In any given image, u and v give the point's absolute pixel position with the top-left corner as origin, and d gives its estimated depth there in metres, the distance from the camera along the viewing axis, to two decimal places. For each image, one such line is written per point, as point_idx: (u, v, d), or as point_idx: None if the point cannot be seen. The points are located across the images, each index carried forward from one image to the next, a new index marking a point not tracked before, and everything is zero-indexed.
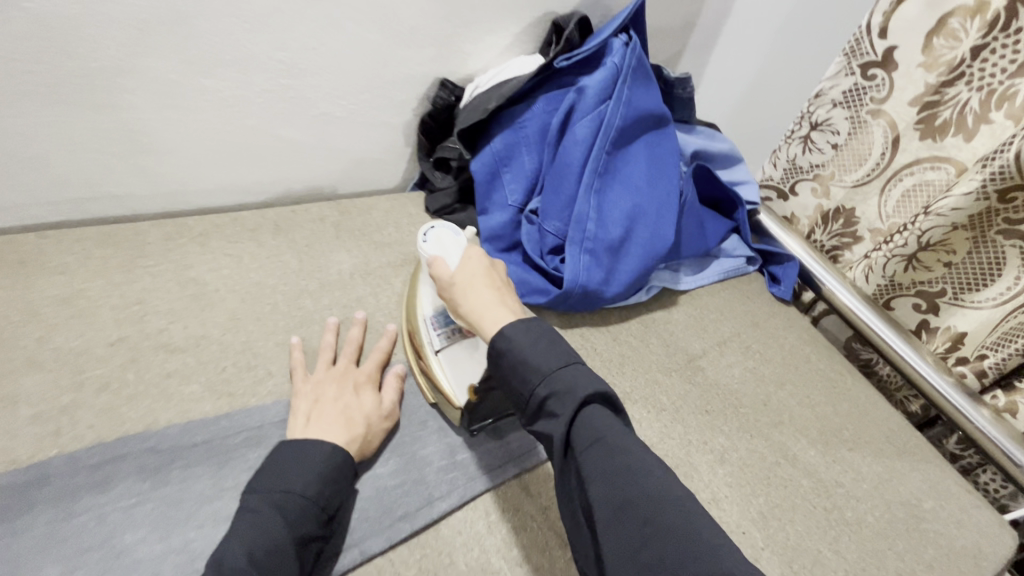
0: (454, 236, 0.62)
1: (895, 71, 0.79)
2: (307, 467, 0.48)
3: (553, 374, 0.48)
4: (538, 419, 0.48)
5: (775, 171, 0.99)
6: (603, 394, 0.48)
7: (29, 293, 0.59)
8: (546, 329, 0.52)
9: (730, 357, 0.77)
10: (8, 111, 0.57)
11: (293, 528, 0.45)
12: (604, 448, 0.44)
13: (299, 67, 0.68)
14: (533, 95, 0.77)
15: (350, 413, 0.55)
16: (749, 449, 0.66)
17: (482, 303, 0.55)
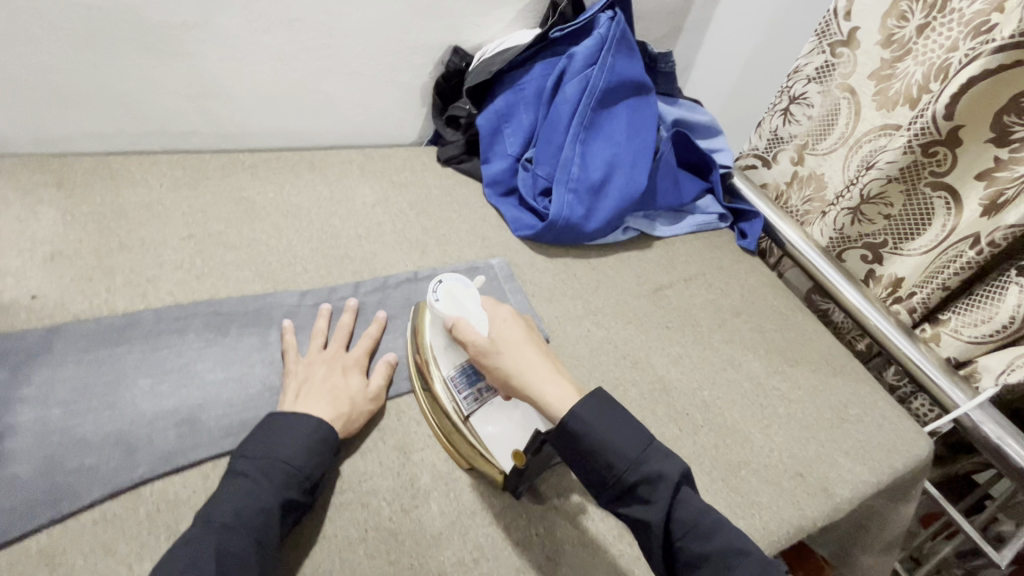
0: (465, 288, 0.63)
1: (857, 49, 0.90)
2: (294, 437, 0.52)
3: (641, 461, 0.50)
4: (626, 502, 0.50)
5: (760, 142, 1.08)
6: (684, 471, 0.50)
7: (119, 198, 0.73)
8: (609, 401, 0.53)
9: (694, 289, 0.89)
10: (110, 53, 0.72)
11: (280, 492, 0.49)
12: (697, 528, 0.48)
13: (336, 30, 0.82)
14: (531, 61, 0.91)
15: (337, 392, 0.58)
16: (701, 356, 0.78)
17: (537, 376, 0.55)
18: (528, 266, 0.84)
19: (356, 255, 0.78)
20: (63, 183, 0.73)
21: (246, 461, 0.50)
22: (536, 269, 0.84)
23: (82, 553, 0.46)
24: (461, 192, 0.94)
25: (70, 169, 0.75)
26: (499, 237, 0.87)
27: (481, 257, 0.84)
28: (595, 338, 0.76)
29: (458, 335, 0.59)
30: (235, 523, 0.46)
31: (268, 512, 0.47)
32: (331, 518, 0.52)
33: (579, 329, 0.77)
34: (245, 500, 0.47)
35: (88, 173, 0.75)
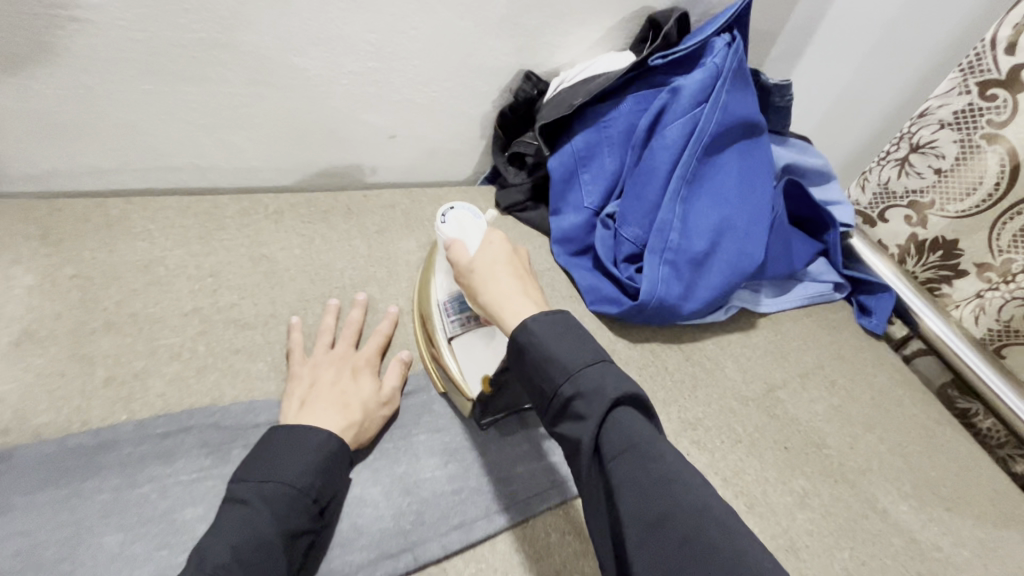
0: (475, 219, 0.58)
1: (1021, 93, 0.69)
2: (303, 450, 0.45)
3: (580, 373, 0.42)
4: (562, 422, 0.42)
5: (862, 194, 0.90)
6: (631, 393, 0.42)
7: (114, 257, 0.60)
8: (569, 320, 0.46)
9: (813, 391, 0.71)
10: (109, 77, 0.58)
11: (281, 521, 0.42)
12: (638, 455, 0.39)
13: (386, 51, 0.67)
14: (621, 93, 0.73)
15: (347, 397, 0.52)
16: (833, 495, 0.60)
17: (502, 292, 0.50)
18: (607, 354, 0.67)
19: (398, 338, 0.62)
20: (48, 236, 0.59)
21: (245, 486, 0.43)
22: (618, 359, 0.67)
23: None
24: (524, 249, 0.77)
25: (59, 216, 0.61)
26: None
27: None
28: (697, 466, 0.59)
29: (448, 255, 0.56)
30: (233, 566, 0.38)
31: (271, 547, 0.40)
32: None
33: None
34: (244, 532, 0.40)
35: (80, 222, 0.61)
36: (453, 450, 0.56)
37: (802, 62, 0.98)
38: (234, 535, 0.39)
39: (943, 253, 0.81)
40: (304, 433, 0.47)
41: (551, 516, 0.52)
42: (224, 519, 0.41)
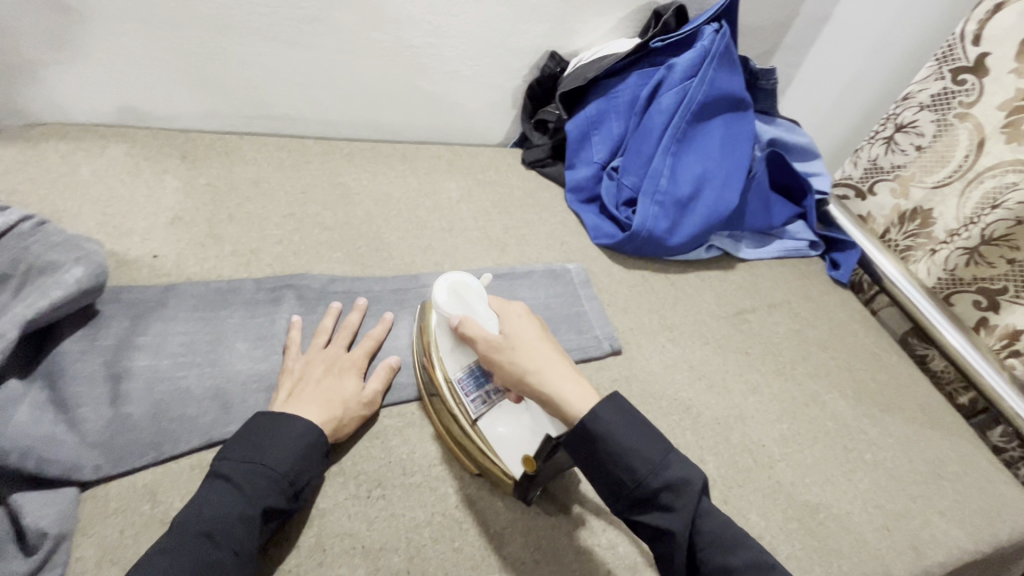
0: (472, 286, 0.61)
1: (986, 77, 0.81)
2: (280, 442, 0.49)
3: (663, 465, 0.46)
4: (646, 511, 0.47)
5: (855, 170, 1.01)
6: (706, 480, 0.47)
7: (233, 174, 0.79)
8: (626, 404, 0.49)
9: (778, 317, 0.85)
10: (239, 40, 0.78)
11: (259, 499, 0.46)
12: (727, 543, 0.45)
13: (442, 30, 0.85)
14: (628, 70, 0.90)
15: (331, 394, 0.56)
16: (782, 388, 0.74)
17: (556, 375, 0.51)
18: (605, 274, 0.83)
19: (440, 248, 0.80)
20: (187, 156, 0.80)
21: (228, 464, 0.48)
22: (613, 278, 0.83)
23: (179, 495, 0.50)
24: (542, 195, 0.94)
25: (193, 144, 0.82)
26: (578, 243, 0.87)
27: (559, 260, 0.83)
28: (670, 355, 0.74)
29: (465, 334, 0.56)
30: (211, 534, 0.43)
31: (248, 521, 0.45)
32: (400, 497, 0.54)
33: (654, 343, 0.75)
34: (223, 510, 0.45)
35: (208, 149, 0.82)
36: None
37: (807, 60, 1.12)
38: (215, 512, 0.44)
39: (921, 222, 0.92)
40: (283, 425, 0.51)
41: None
42: (211, 488, 0.46)
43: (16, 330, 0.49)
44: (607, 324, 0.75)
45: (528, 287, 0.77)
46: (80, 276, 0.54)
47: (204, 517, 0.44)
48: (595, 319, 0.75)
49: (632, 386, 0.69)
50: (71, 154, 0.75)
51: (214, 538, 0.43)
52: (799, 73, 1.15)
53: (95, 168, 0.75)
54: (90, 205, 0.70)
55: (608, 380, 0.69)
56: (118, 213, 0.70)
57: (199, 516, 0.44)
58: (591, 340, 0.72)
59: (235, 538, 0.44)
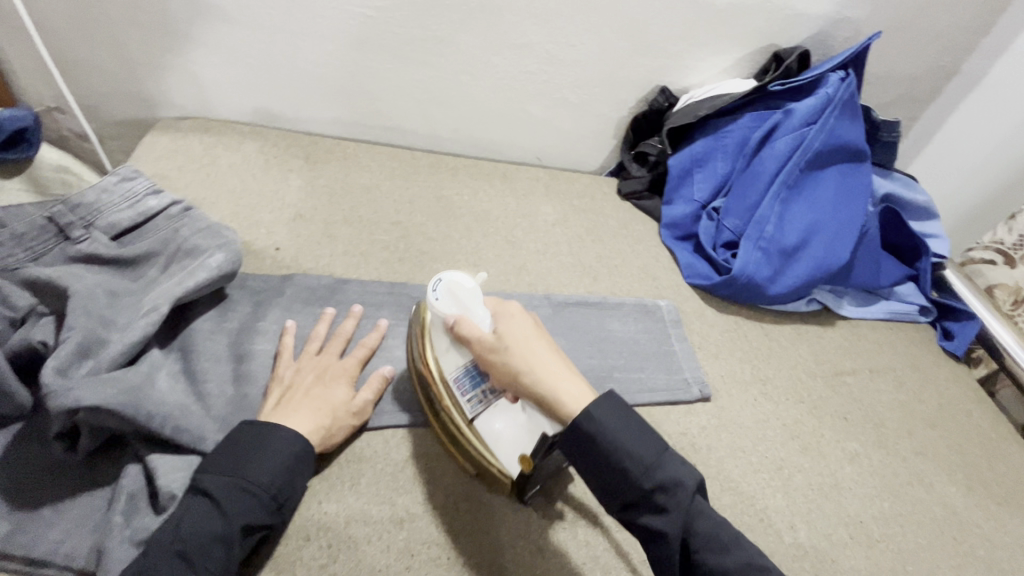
0: (467, 284, 0.56)
1: None
2: (264, 456, 0.48)
3: (656, 466, 0.46)
4: (641, 511, 0.46)
5: (1008, 235, 0.90)
6: (700, 482, 0.47)
7: (348, 179, 0.84)
8: (618, 404, 0.49)
9: (881, 384, 0.79)
10: (371, 56, 0.83)
11: (237, 516, 0.45)
12: (719, 544, 0.44)
13: (558, 58, 0.87)
14: (741, 111, 0.88)
15: (321, 404, 0.54)
16: (883, 461, 0.69)
17: (551, 373, 0.51)
18: (697, 315, 0.81)
19: (534, 269, 0.81)
20: (309, 157, 0.86)
21: (208, 478, 0.46)
22: (705, 320, 0.81)
23: None
24: (636, 227, 0.93)
25: (316, 146, 0.88)
26: (670, 280, 0.86)
27: (650, 295, 0.82)
28: (762, 410, 0.71)
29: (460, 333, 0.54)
30: (189, 552, 0.42)
31: (227, 540, 0.43)
32: (485, 515, 0.55)
33: (745, 395, 0.72)
34: (199, 527, 0.43)
35: (328, 153, 0.87)
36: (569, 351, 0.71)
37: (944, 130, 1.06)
38: (191, 530, 0.43)
39: None
40: (267, 436, 0.49)
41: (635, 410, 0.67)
42: (192, 501, 0.45)
43: (167, 304, 0.55)
44: (697, 367, 0.73)
45: (618, 319, 0.77)
46: (220, 261, 0.60)
47: (181, 536, 0.43)
48: (685, 361, 0.73)
49: (721, 436, 0.67)
50: (212, 148, 0.82)
51: (190, 557, 0.42)
52: (931, 143, 1.09)
53: (231, 162, 0.81)
54: (225, 196, 0.76)
55: (696, 426, 0.67)
56: (248, 205, 0.76)
57: (176, 534, 0.43)
58: (680, 382, 0.71)
59: (212, 559, 0.43)
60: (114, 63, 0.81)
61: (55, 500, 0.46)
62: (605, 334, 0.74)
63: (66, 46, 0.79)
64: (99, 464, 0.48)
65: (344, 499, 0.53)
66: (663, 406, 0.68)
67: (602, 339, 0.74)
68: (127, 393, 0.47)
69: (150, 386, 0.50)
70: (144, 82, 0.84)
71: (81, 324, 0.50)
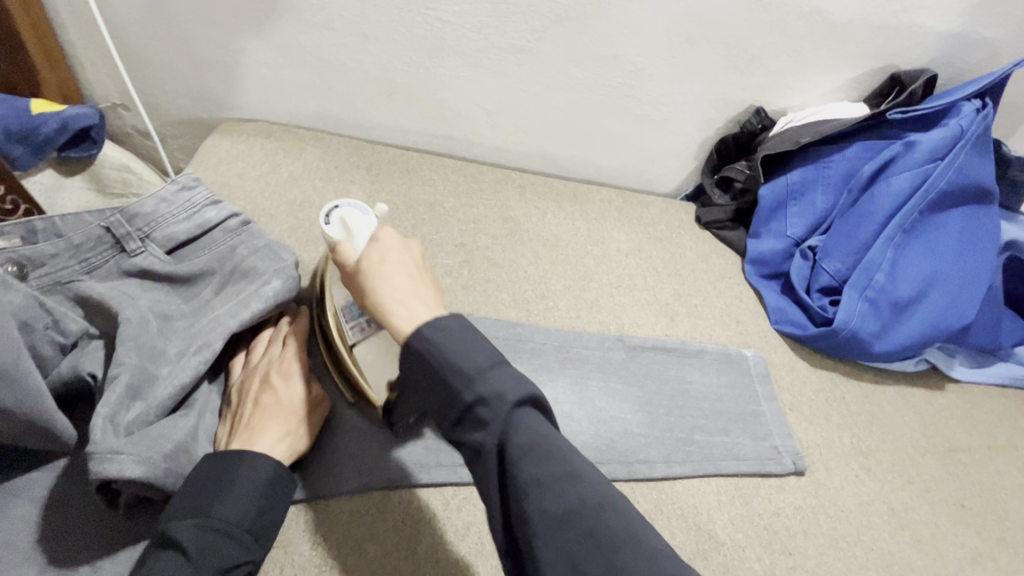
0: (361, 214, 0.52)
1: None
2: (231, 488, 0.43)
3: (480, 375, 0.39)
4: (461, 425, 0.40)
5: None
6: (534, 393, 0.39)
7: (411, 193, 0.79)
8: (464, 322, 0.42)
9: (1003, 466, 0.69)
10: (442, 62, 0.77)
11: (210, 561, 0.40)
12: (538, 453, 0.37)
13: (645, 72, 0.79)
14: (849, 139, 0.78)
15: (276, 412, 0.49)
16: (1010, 564, 0.60)
17: (393, 294, 0.45)
18: (787, 370, 0.72)
19: (606, 304, 0.74)
20: (371, 167, 0.81)
21: (170, 525, 0.40)
22: (796, 376, 0.72)
23: (335, 541, 0.48)
24: (717, 261, 0.84)
25: (378, 156, 0.83)
26: (755, 324, 0.77)
27: (733, 342, 0.74)
28: (866, 490, 0.62)
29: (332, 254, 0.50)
30: None
31: None
32: None
33: (845, 469, 0.63)
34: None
35: (390, 163, 0.82)
36: (646, 403, 0.64)
37: None
38: None
39: None
40: (229, 463, 0.44)
41: (724, 481, 0.59)
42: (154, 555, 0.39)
43: (221, 340, 0.51)
44: (789, 434, 0.64)
45: (698, 370, 0.69)
46: (278, 289, 0.55)
47: None
48: (775, 425, 0.65)
49: (819, 519, 0.58)
50: (273, 154, 0.79)
51: None
52: None
53: (292, 170, 0.77)
54: (285, 209, 0.73)
55: (791, 505, 0.59)
56: (308, 220, 0.72)
57: None
58: (771, 451, 0.62)
59: None
60: (181, 61, 0.78)
61: (94, 556, 0.42)
62: (684, 387, 0.67)
63: (134, 42, 0.76)
64: (138, 518, 0.44)
65: (400, 570, 0.48)
66: (752, 479, 0.60)
67: (682, 393, 0.66)
68: (171, 458, 0.44)
69: (194, 441, 0.47)
70: (209, 82, 0.81)
71: (131, 359, 0.46)
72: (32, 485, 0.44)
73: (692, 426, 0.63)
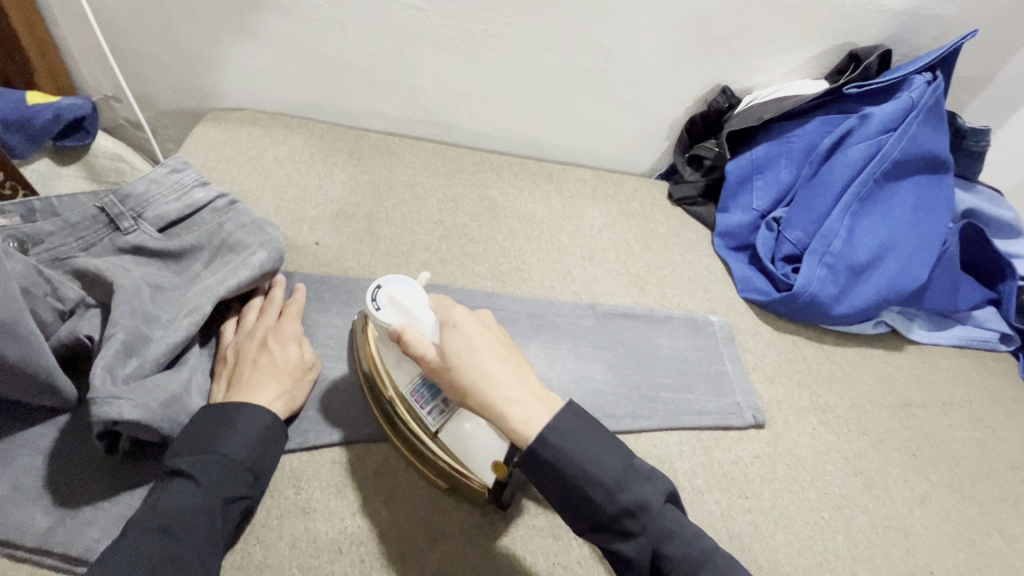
0: (412, 293, 0.51)
1: None
2: (233, 430, 0.47)
3: (619, 484, 0.43)
4: (604, 533, 0.43)
5: None
6: (669, 491, 0.44)
7: (392, 175, 0.83)
8: (580, 416, 0.45)
9: (956, 419, 0.73)
10: (418, 49, 0.81)
11: (216, 490, 0.44)
12: (693, 562, 0.42)
13: (614, 55, 0.82)
14: (809, 115, 0.82)
15: (274, 371, 0.53)
16: (957, 506, 0.64)
17: (502, 393, 0.45)
18: (751, 333, 0.76)
19: (579, 275, 0.78)
20: (353, 151, 0.84)
21: (180, 458, 0.44)
22: (760, 339, 0.76)
23: (320, 487, 0.52)
24: (688, 235, 0.88)
25: (361, 141, 0.86)
26: (723, 293, 0.81)
27: (700, 309, 0.78)
28: (821, 441, 0.66)
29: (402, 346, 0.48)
30: (172, 529, 0.41)
31: (208, 512, 0.43)
32: (523, 537, 0.53)
33: (803, 423, 0.67)
34: (177, 504, 0.42)
35: (371, 147, 0.86)
36: (615, 365, 0.68)
37: None
38: (171, 507, 0.42)
39: None
40: (232, 409, 0.48)
41: (687, 434, 0.63)
42: (166, 484, 0.43)
43: (209, 304, 0.55)
44: (750, 390, 0.68)
45: (666, 334, 0.72)
46: (263, 260, 0.59)
47: (160, 512, 0.42)
48: (737, 383, 0.69)
49: (776, 467, 0.62)
50: (260, 140, 0.82)
51: (172, 531, 0.41)
52: None
53: (278, 155, 0.81)
54: (271, 191, 0.77)
55: (749, 454, 0.63)
56: (293, 201, 0.76)
57: (154, 512, 0.42)
58: (732, 406, 0.66)
59: (198, 530, 0.42)
60: (169, 53, 0.82)
61: (95, 498, 0.45)
62: (652, 349, 0.70)
63: (123, 36, 0.80)
64: (137, 464, 0.48)
65: (378, 511, 0.51)
66: (713, 432, 0.64)
67: (649, 355, 0.70)
68: (167, 406, 0.48)
69: (188, 394, 0.51)
70: (197, 73, 0.84)
71: (125, 320, 0.50)
72: (36, 438, 0.47)
73: (658, 385, 0.67)
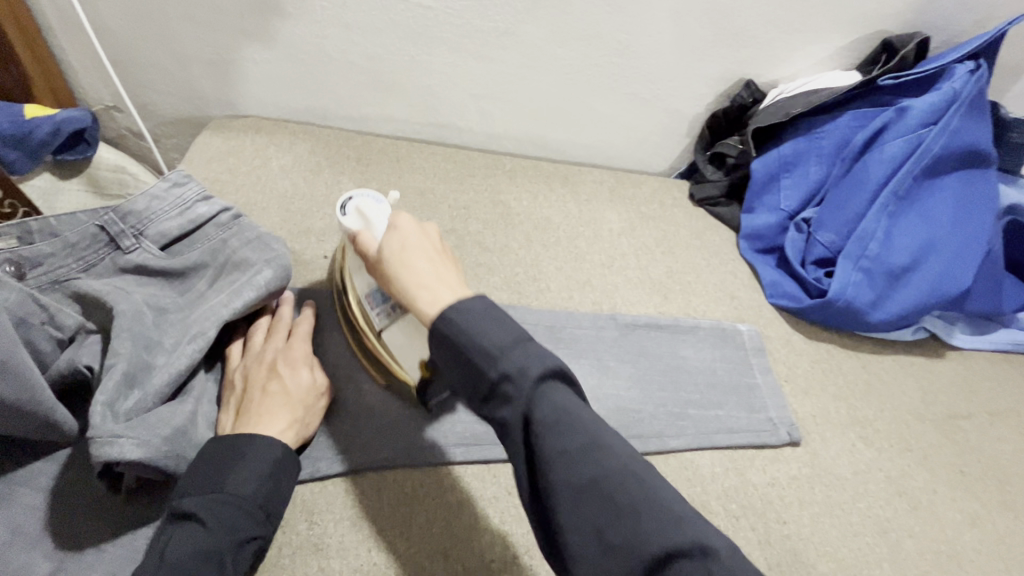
0: (376, 205, 0.52)
1: None
2: (241, 465, 0.44)
3: (504, 353, 0.38)
4: (488, 404, 0.39)
5: None
6: (557, 367, 0.39)
7: (401, 182, 0.80)
8: (491, 304, 0.41)
9: (1004, 431, 0.68)
10: (425, 48, 0.77)
11: (226, 531, 0.41)
12: (562, 429, 0.36)
13: (632, 50, 0.78)
14: (840, 109, 0.77)
15: (284, 397, 0.50)
16: (1010, 528, 0.60)
17: (416, 276, 0.44)
18: (782, 342, 0.72)
19: (599, 284, 0.74)
20: (360, 158, 0.81)
21: (185, 499, 0.42)
22: (792, 349, 0.72)
23: (334, 520, 0.49)
24: (712, 238, 0.84)
25: (368, 146, 0.83)
26: (751, 300, 0.77)
27: (728, 318, 0.74)
28: (862, 459, 0.62)
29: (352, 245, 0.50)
30: None
31: (218, 558, 0.40)
32: (548, 571, 0.50)
33: (841, 439, 0.63)
34: (185, 549, 0.39)
35: (380, 153, 0.82)
36: (639, 380, 0.64)
37: None
38: (177, 555, 0.39)
39: None
40: (241, 443, 0.45)
41: (719, 454, 0.60)
42: (171, 528, 0.41)
43: (214, 328, 0.52)
44: (784, 405, 0.65)
45: (692, 346, 0.69)
46: (269, 278, 0.56)
47: (165, 561, 0.39)
48: (770, 397, 0.65)
49: (814, 488, 0.59)
50: (264, 148, 0.79)
51: None
52: None
53: (283, 163, 0.78)
54: (277, 203, 0.74)
55: (786, 475, 0.59)
56: (300, 212, 0.73)
57: (159, 562, 0.39)
58: (765, 423, 0.62)
59: None
60: (169, 60, 0.79)
61: (98, 540, 0.43)
62: (678, 362, 0.67)
63: (121, 43, 0.77)
64: (142, 502, 0.45)
65: (395, 546, 0.49)
66: (746, 451, 0.60)
67: (675, 369, 0.66)
68: (171, 441, 0.45)
69: (193, 425, 0.48)
70: (198, 79, 0.81)
71: (126, 349, 0.47)
72: (36, 476, 0.45)
73: (686, 401, 0.63)
